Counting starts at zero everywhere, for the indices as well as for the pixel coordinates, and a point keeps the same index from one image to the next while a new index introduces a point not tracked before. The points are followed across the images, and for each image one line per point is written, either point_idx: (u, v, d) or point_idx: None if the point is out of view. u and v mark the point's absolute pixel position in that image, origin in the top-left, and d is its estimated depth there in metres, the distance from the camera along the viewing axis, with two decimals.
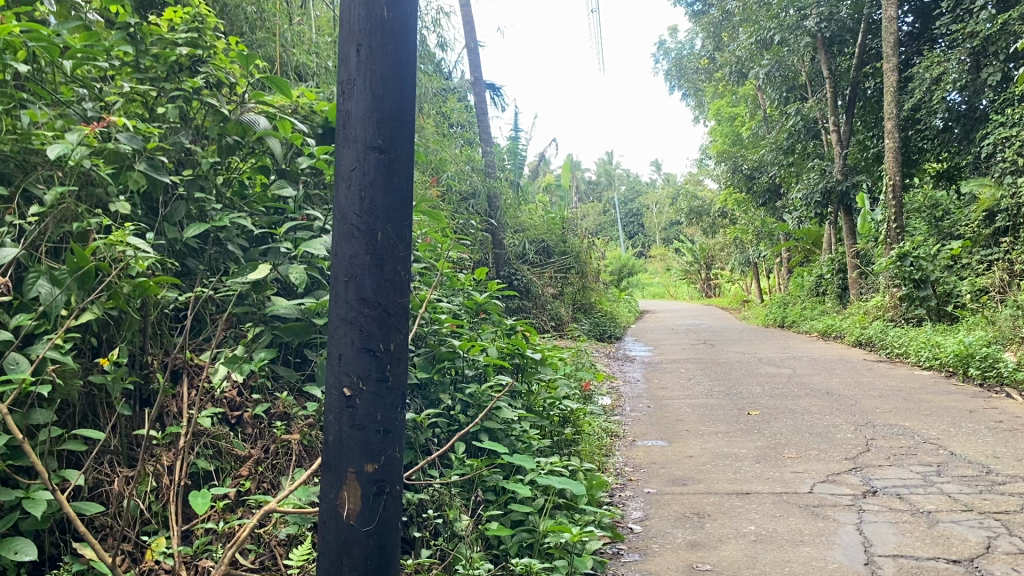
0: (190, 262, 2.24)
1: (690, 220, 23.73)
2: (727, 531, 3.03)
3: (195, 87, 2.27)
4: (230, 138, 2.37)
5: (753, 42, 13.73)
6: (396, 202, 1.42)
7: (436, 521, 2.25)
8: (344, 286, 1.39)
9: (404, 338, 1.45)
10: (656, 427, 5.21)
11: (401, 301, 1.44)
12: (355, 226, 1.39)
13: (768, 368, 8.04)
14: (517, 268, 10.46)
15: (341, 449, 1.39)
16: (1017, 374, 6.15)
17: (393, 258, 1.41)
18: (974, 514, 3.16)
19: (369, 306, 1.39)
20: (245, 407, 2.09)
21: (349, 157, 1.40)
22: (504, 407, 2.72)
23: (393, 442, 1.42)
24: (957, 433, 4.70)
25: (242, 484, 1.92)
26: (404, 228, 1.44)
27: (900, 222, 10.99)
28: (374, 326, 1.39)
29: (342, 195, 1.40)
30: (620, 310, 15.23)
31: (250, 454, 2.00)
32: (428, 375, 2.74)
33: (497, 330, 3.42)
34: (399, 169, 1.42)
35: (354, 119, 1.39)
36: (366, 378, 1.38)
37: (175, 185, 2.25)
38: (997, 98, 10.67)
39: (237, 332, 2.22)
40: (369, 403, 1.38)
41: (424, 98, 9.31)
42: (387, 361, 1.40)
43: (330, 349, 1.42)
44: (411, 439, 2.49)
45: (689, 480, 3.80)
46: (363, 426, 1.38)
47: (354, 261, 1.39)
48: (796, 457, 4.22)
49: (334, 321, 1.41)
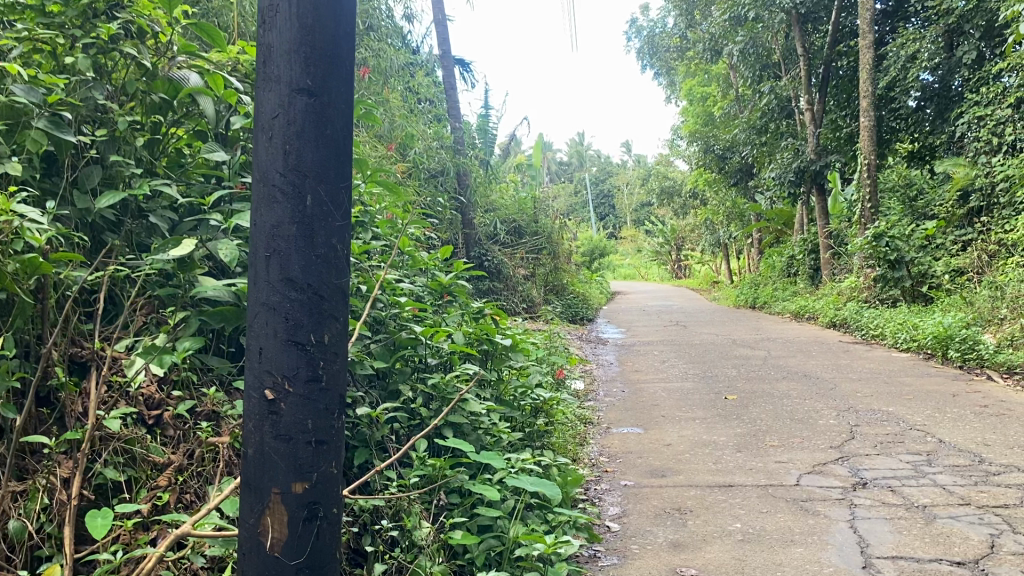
0: (104, 237, 1.99)
1: (661, 201, 23.55)
2: (711, 529, 2.81)
3: (110, 34, 1.98)
4: (156, 96, 2.10)
5: (726, 19, 13.53)
6: (331, 159, 1.15)
7: (392, 533, 1.98)
8: (264, 264, 1.12)
9: (342, 328, 1.18)
10: (632, 413, 4.98)
11: (339, 282, 1.17)
12: (278, 188, 1.12)
13: (743, 350, 7.85)
14: (487, 249, 10.19)
15: (262, 464, 1.12)
16: (998, 357, 6.01)
17: (327, 227, 1.14)
18: (972, 508, 2.96)
19: (296, 288, 1.12)
20: (165, 406, 1.83)
21: (270, 101, 1.12)
22: (471, 399, 2.45)
23: (329, 456, 1.15)
24: (942, 419, 4.52)
25: (159, 495, 1.67)
26: (342, 190, 1.17)
27: (874, 202, 10.85)
28: (304, 311, 1.12)
29: (262, 149, 1.12)
30: (592, 292, 15.00)
31: (170, 460, 1.75)
32: (386, 365, 2.46)
33: (464, 313, 3.16)
34: (333, 117, 1.15)
35: (276, 55, 1.11)
36: (293, 378, 1.11)
37: (87, 147, 1.99)
38: (972, 77, 10.57)
39: (158, 318, 1.97)
40: (297, 409, 1.12)
41: (390, 72, 9.00)
42: (319, 357, 1.13)
43: (248, 341, 1.15)
44: (366, 436, 2.23)
45: (668, 471, 3.57)
46: (290, 439, 1.11)
47: (277, 229, 1.12)
48: (779, 445, 4.01)
49: (253, 306, 1.14)
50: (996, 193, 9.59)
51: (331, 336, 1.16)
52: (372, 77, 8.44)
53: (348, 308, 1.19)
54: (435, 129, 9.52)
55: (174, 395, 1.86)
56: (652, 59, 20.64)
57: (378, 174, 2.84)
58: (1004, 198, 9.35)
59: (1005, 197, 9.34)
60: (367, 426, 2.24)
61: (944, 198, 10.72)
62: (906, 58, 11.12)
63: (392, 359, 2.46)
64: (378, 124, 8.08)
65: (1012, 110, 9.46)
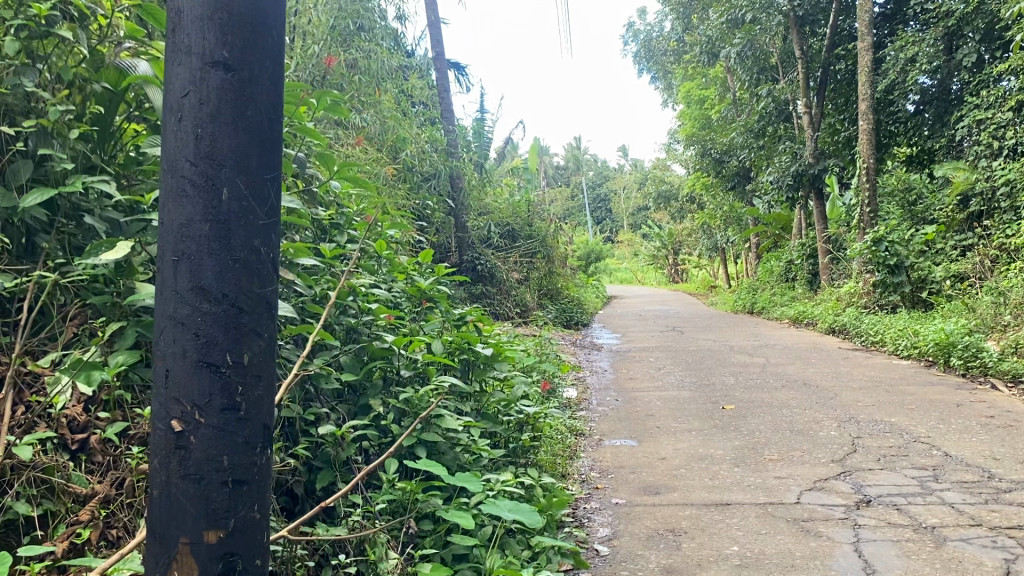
0: (34, 238, 1.87)
1: (658, 205, 23.37)
2: (707, 553, 2.62)
3: (42, 15, 1.85)
4: (98, 85, 1.96)
5: (723, 21, 13.37)
6: (253, 146, 0.97)
7: (353, 567, 1.80)
8: (172, 269, 0.95)
9: (268, 346, 1.01)
10: (626, 423, 4.80)
11: (263, 292, 0.99)
12: (188, 179, 0.94)
13: (740, 357, 7.68)
14: (480, 253, 10.00)
15: (169, 508, 0.95)
16: (1003, 365, 5.84)
17: (247, 226, 0.97)
18: (984, 530, 2.78)
19: (209, 299, 0.95)
20: (92, 430, 1.72)
21: (180, 76, 0.95)
22: (447, 415, 2.27)
23: (249, 498, 0.98)
24: (948, 430, 4.34)
25: (78, 532, 1.56)
26: (267, 182, 1.00)
27: (873, 207, 10.68)
28: (218, 327, 0.95)
29: (171, 132, 0.95)
30: (588, 297, 14.81)
31: (94, 491, 1.63)
32: (356, 378, 2.28)
33: (445, 320, 2.99)
34: (257, 97, 0.97)
35: (187, 22, 0.94)
36: (204, 408, 0.94)
37: (16, 139, 1.87)
38: (971, 80, 10.42)
39: (92, 329, 1.85)
40: (209, 443, 0.94)
41: (381, 74, 8.85)
42: (237, 382, 0.96)
43: (154, 363, 0.98)
44: (330, 456, 2.05)
45: (662, 488, 3.40)
46: (201, 479, 0.94)
47: (187, 228, 0.95)
48: (778, 459, 3.83)
49: (160, 321, 0.97)
50: (996, 197, 9.44)
51: (254, 355, 0.99)
52: (362, 79, 8.29)
53: (276, 323, 1.02)
54: (427, 131, 9.36)
55: (104, 416, 1.75)
56: (649, 62, 20.50)
57: (346, 170, 2.61)
58: (1005, 203, 9.19)
59: (1006, 202, 9.19)
60: (333, 446, 2.06)
61: (944, 203, 10.57)
62: (905, 60, 10.97)
63: (363, 371, 2.27)
64: (368, 126, 7.92)
65: (1013, 113, 9.30)
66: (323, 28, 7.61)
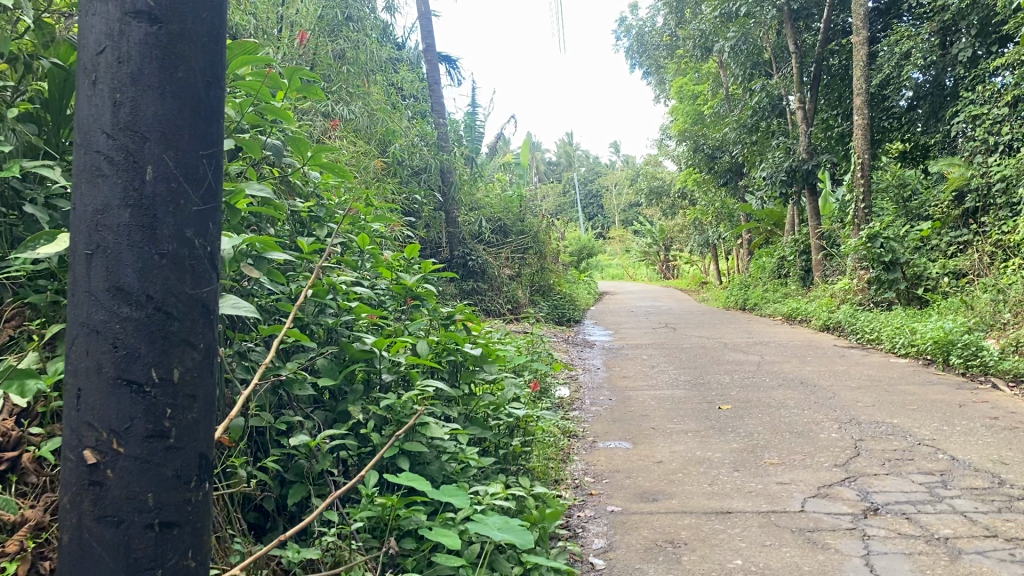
0: None
1: (650, 202, 23.20)
2: (709, 567, 2.47)
3: None
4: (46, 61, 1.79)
5: (716, 14, 13.21)
6: (185, 115, 0.83)
7: None
8: (86, 264, 0.81)
9: (205, 359, 0.87)
10: (620, 425, 4.63)
11: (198, 291, 0.86)
12: (105, 155, 0.81)
13: (736, 355, 7.52)
14: (470, 248, 9.83)
15: (82, 555, 0.82)
16: (1004, 364, 5.70)
17: (177, 213, 0.83)
18: (1000, 541, 2.63)
19: (129, 302, 0.81)
20: (23, 447, 1.59)
21: (96, 30, 0.81)
22: (432, 423, 2.09)
23: (178, 542, 0.84)
24: (953, 433, 4.20)
25: (2, 566, 1.39)
26: (203, 160, 0.86)
27: (868, 203, 10.54)
28: (142, 337, 0.82)
29: (84, 96, 0.81)
30: (580, 294, 14.61)
31: (25, 518, 1.48)
32: (334, 383, 2.11)
33: (432, 320, 2.82)
34: (189, 57, 0.83)
35: None
36: (124, 434, 0.81)
37: None
38: (967, 75, 10.28)
39: (29, 333, 1.72)
40: (129, 479, 0.81)
41: (370, 66, 8.66)
42: (165, 404, 0.82)
43: (67, 378, 0.84)
44: (303, 468, 1.89)
45: (659, 495, 3.23)
46: (119, 522, 0.81)
47: (105, 213, 0.81)
48: (780, 463, 3.68)
49: (74, 327, 0.83)
50: (992, 193, 9.30)
51: (187, 370, 0.85)
52: (349, 71, 8.11)
53: (213, 329, 0.89)
54: (417, 125, 9.18)
55: (37, 432, 1.63)
56: (641, 57, 20.33)
57: (324, 158, 2.44)
58: (1001, 199, 9.07)
59: (1002, 198, 9.06)
60: (307, 458, 1.89)
61: (939, 198, 10.44)
62: (900, 55, 10.83)
63: (341, 376, 2.11)
64: (355, 119, 7.74)
65: (1009, 108, 9.17)
66: (310, 19, 7.43)
